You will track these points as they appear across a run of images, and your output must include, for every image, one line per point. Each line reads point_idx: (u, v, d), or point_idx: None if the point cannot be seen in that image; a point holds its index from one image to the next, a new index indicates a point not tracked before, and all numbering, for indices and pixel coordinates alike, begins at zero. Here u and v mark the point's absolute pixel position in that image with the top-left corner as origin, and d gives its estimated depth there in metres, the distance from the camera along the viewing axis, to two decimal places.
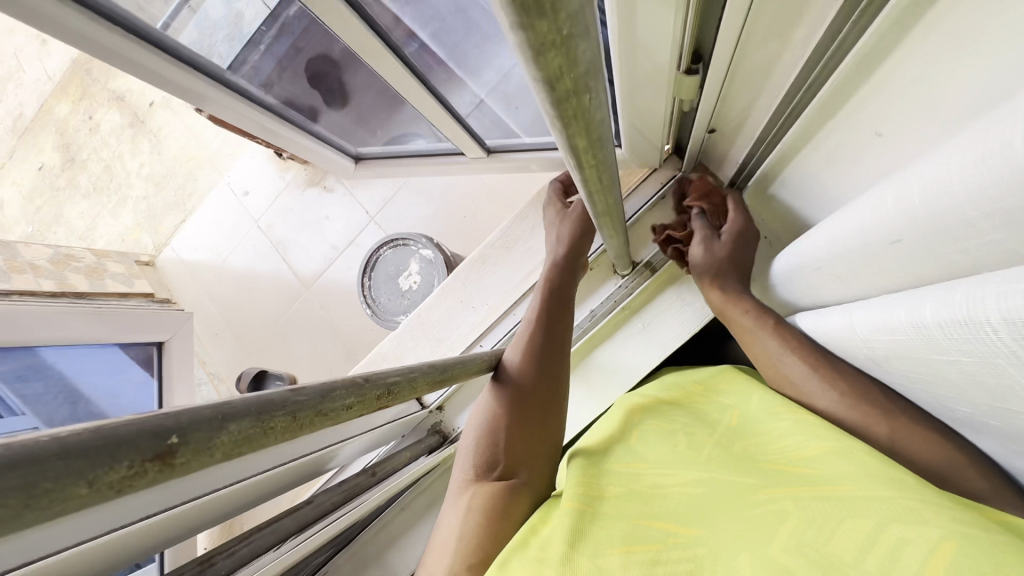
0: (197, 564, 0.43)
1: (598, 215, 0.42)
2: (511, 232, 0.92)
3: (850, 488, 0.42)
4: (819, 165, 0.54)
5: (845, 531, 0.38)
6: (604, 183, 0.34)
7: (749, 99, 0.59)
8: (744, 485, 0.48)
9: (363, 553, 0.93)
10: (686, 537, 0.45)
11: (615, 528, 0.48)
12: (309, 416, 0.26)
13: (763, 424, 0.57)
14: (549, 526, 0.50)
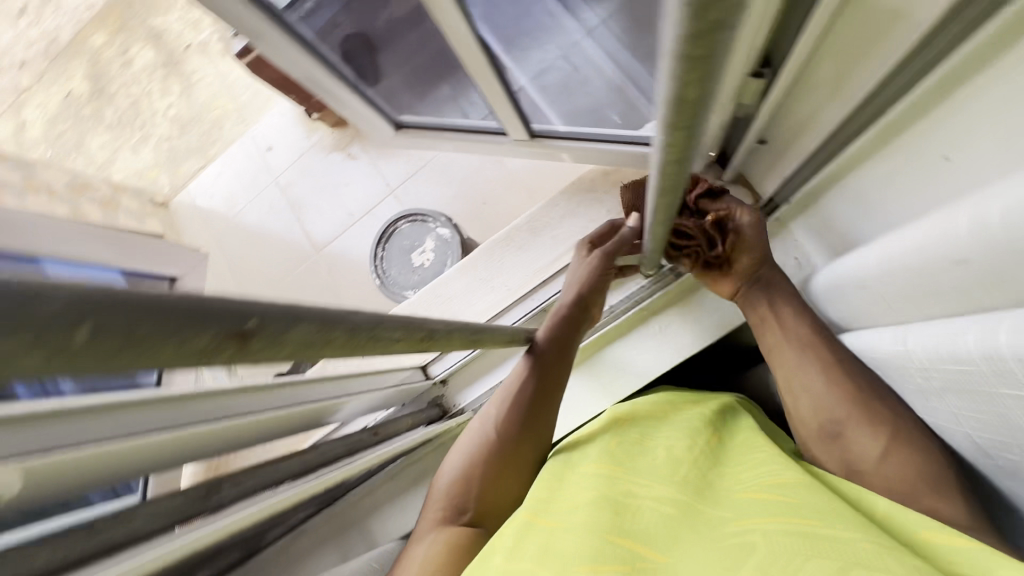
0: (204, 487, 0.43)
1: (658, 191, 0.42)
2: (539, 218, 0.92)
3: (816, 525, 0.40)
4: (871, 187, 0.54)
5: (810, 569, 0.36)
6: (674, 158, 0.34)
7: (807, 115, 0.59)
8: (715, 517, 0.46)
9: (346, 514, 0.93)
10: (654, 563, 0.43)
11: (581, 541, 0.45)
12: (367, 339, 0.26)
13: (740, 454, 0.57)
14: (517, 533, 0.50)
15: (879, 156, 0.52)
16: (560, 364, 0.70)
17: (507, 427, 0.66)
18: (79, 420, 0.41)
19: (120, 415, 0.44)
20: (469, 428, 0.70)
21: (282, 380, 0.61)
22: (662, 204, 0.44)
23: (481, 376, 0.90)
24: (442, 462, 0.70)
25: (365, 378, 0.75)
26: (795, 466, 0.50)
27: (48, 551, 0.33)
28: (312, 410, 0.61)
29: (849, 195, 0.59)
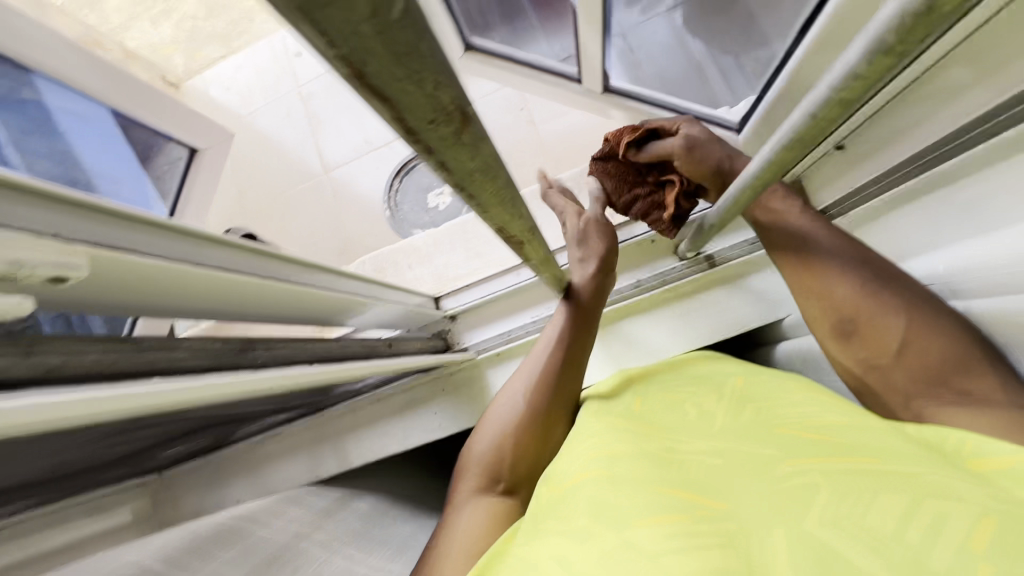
0: (241, 344, 0.42)
1: (762, 165, 0.40)
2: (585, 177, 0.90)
3: (874, 461, 0.40)
4: (945, 213, 0.54)
5: (882, 504, 0.36)
6: (806, 137, 0.33)
7: (898, 130, 0.58)
8: (763, 456, 0.46)
9: (325, 427, 0.92)
10: (715, 512, 0.41)
11: (635, 494, 0.44)
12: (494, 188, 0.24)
13: (772, 391, 0.57)
14: (567, 499, 0.48)
15: (955, 186, 0.52)
16: (582, 344, 0.72)
17: (536, 401, 0.68)
18: (138, 229, 0.39)
19: (168, 237, 0.42)
20: (498, 400, 0.71)
21: (310, 263, 0.60)
22: (752, 186, 0.44)
23: (492, 319, 0.88)
24: (470, 438, 0.71)
25: (381, 288, 0.75)
26: (840, 407, 0.49)
27: (94, 348, 0.31)
28: (308, 293, 0.60)
29: (910, 222, 0.60)
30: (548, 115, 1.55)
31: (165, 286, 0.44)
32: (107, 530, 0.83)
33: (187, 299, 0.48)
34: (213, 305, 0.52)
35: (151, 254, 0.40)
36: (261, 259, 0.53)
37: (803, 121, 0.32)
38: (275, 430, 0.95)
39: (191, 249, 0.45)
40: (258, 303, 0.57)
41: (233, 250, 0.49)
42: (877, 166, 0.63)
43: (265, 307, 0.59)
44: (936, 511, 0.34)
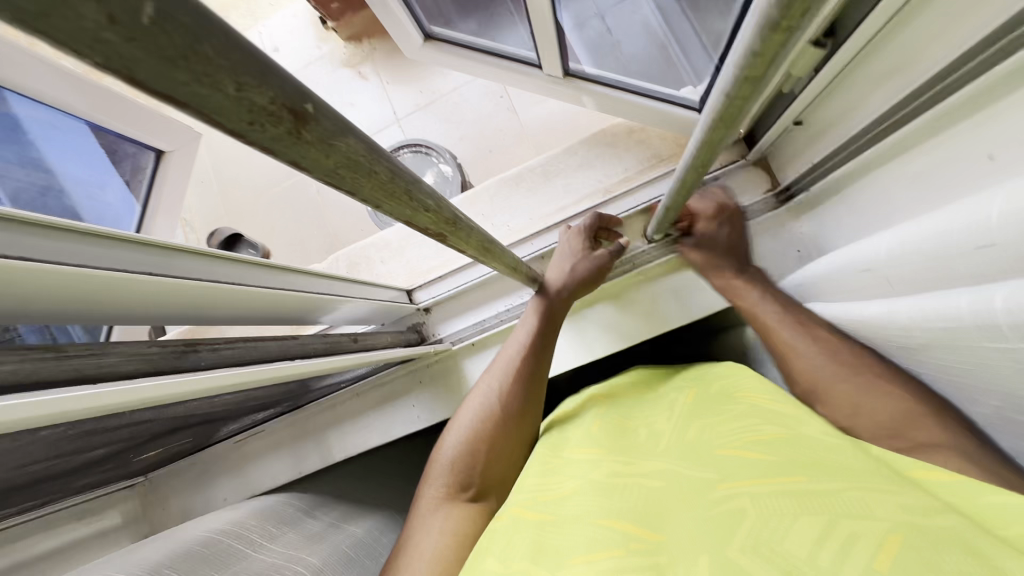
0: (182, 346, 0.42)
1: (698, 147, 0.40)
2: (553, 163, 0.90)
3: (802, 481, 0.41)
4: (896, 184, 0.54)
5: (798, 529, 0.37)
6: (728, 117, 0.33)
7: (850, 104, 0.57)
8: (699, 480, 0.47)
9: (306, 424, 0.93)
10: (648, 544, 0.44)
11: (578, 534, 0.46)
12: (380, 179, 0.22)
13: (716, 405, 0.57)
14: (510, 531, 0.50)
15: (907, 154, 0.51)
16: (548, 344, 0.74)
17: (509, 400, 0.70)
18: (77, 240, 0.40)
19: (116, 247, 0.43)
20: (466, 405, 0.73)
21: (271, 264, 0.61)
22: (695, 165, 0.44)
23: (466, 310, 0.88)
24: (440, 439, 0.72)
25: (352, 286, 0.75)
26: (777, 415, 0.50)
27: (8, 359, 0.30)
28: (279, 295, 0.61)
29: (868, 195, 0.59)
30: (527, 102, 1.54)
31: (118, 300, 0.43)
32: (96, 534, 0.84)
33: (148, 308, 0.48)
34: (176, 313, 0.52)
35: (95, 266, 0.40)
36: (218, 263, 0.53)
37: (720, 102, 0.32)
38: (258, 429, 0.95)
39: (140, 257, 0.45)
40: (224, 309, 0.56)
41: (186, 256, 0.50)
42: (836, 136, 0.61)
43: (235, 312, 0.59)
44: (848, 533, 0.35)
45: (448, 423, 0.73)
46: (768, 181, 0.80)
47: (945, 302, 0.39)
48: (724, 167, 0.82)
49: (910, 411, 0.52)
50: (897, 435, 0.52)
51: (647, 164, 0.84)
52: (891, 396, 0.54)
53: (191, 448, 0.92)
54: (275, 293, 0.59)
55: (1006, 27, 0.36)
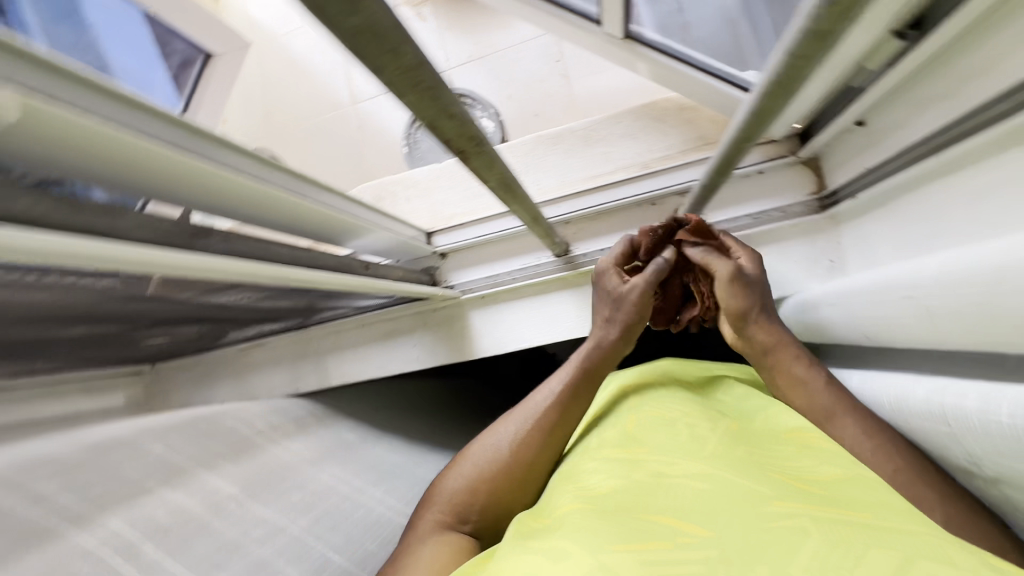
0: (194, 229, 0.42)
1: (750, 118, 0.38)
2: (597, 129, 0.86)
3: (868, 517, 0.37)
4: (952, 201, 0.51)
5: (871, 559, 0.33)
6: (786, 80, 0.31)
7: (917, 109, 0.53)
8: (753, 491, 0.41)
9: (309, 344, 0.96)
10: (696, 537, 0.38)
11: (626, 524, 0.40)
12: (407, 64, 0.21)
13: (767, 428, 0.53)
14: (557, 520, 0.43)
15: (972, 169, 0.48)
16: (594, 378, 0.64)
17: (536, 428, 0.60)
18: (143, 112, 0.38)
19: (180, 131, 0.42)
20: (479, 444, 0.62)
21: (320, 182, 0.59)
22: (739, 140, 0.42)
23: (480, 262, 0.88)
24: (446, 467, 0.62)
25: (382, 217, 0.74)
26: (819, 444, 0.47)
27: (24, 196, 0.30)
28: (314, 211, 0.61)
29: (919, 209, 0.56)
30: (584, 70, 1.50)
31: (158, 174, 0.43)
32: (98, 410, 0.89)
33: (193, 192, 0.48)
34: (216, 203, 0.52)
35: (154, 138, 0.39)
36: (271, 169, 0.53)
37: (781, 61, 0.29)
38: (263, 341, 0.98)
39: (202, 146, 0.44)
40: (255, 210, 0.56)
41: (247, 157, 0.49)
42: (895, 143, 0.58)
43: (262, 216, 0.58)
44: (925, 574, 0.31)
45: (454, 461, 0.62)
46: (814, 183, 0.77)
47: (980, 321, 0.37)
48: (771, 160, 0.78)
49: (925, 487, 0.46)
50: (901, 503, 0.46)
51: (690, 145, 0.81)
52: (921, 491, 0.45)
53: (196, 347, 0.94)
54: (311, 206, 0.59)
55: None
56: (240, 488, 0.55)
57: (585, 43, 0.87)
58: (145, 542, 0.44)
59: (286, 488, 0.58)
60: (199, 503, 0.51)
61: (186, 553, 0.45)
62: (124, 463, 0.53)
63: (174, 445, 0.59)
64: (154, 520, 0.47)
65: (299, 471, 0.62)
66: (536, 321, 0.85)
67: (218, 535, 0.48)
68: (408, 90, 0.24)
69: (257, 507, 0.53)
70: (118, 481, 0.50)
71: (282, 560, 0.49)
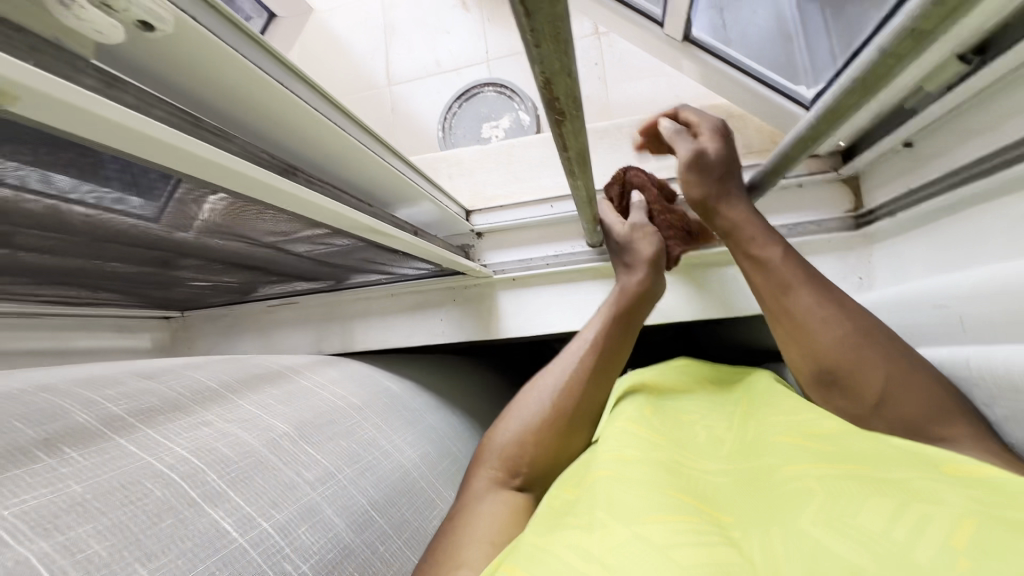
0: (285, 165, 0.44)
1: (822, 119, 0.40)
2: (642, 127, 0.88)
3: (866, 469, 0.38)
4: (992, 225, 0.53)
5: (872, 507, 0.33)
6: (872, 79, 0.32)
7: (967, 135, 0.55)
8: (766, 466, 0.43)
9: (336, 308, 0.98)
10: (721, 519, 0.40)
11: (648, 491, 0.41)
12: (555, 14, 0.23)
13: (769, 402, 0.55)
14: (588, 496, 0.45)
15: (1016, 194, 0.49)
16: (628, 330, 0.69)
17: (582, 378, 0.64)
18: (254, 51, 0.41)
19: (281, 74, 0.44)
20: (524, 400, 0.65)
21: (388, 143, 0.62)
22: (805, 138, 0.43)
23: (515, 245, 0.89)
24: (488, 433, 0.64)
25: (434, 190, 0.76)
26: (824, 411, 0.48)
27: (161, 106, 0.31)
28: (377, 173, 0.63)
29: (957, 232, 0.58)
30: (621, 76, 1.52)
31: (255, 114, 0.45)
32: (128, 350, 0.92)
33: (278, 139, 0.50)
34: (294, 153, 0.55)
35: (270, 76, 0.41)
36: (356, 128, 0.55)
37: (871, 59, 0.31)
38: (292, 301, 1.00)
39: (308, 95, 0.46)
40: (332, 165, 0.58)
41: (340, 113, 0.51)
42: (940, 168, 0.59)
43: (331, 173, 0.61)
44: (921, 513, 0.31)
45: (501, 415, 0.65)
46: (851, 202, 0.79)
47: None
48: (812, 175, 0.79)
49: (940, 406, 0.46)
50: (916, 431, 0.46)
51: (733, 151, 0.83)
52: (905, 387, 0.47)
53: (226, 298, 0.96)
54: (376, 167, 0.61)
55: None
56: (294, 428, 0.58)
57: (640, 42, 0.88)
58: (211, 470, 0.47)
59: (335, 434, 0.61)
60: (258, 438, 0.54)
61: (249, 487, 0.48)
62: (179, 392, 0.57)
63: (225, 381, 0.63)
64: (218, 451, 0.50)
65: (345, 418, 0.65)
66: (564, 308, 0.87)
67: (277, 474, 0.51)
68: (541, 40, 0.25)
69: (310, 452, 0.56)
70: (180, 411, 0.53)
71: (331, 506, 0.52)
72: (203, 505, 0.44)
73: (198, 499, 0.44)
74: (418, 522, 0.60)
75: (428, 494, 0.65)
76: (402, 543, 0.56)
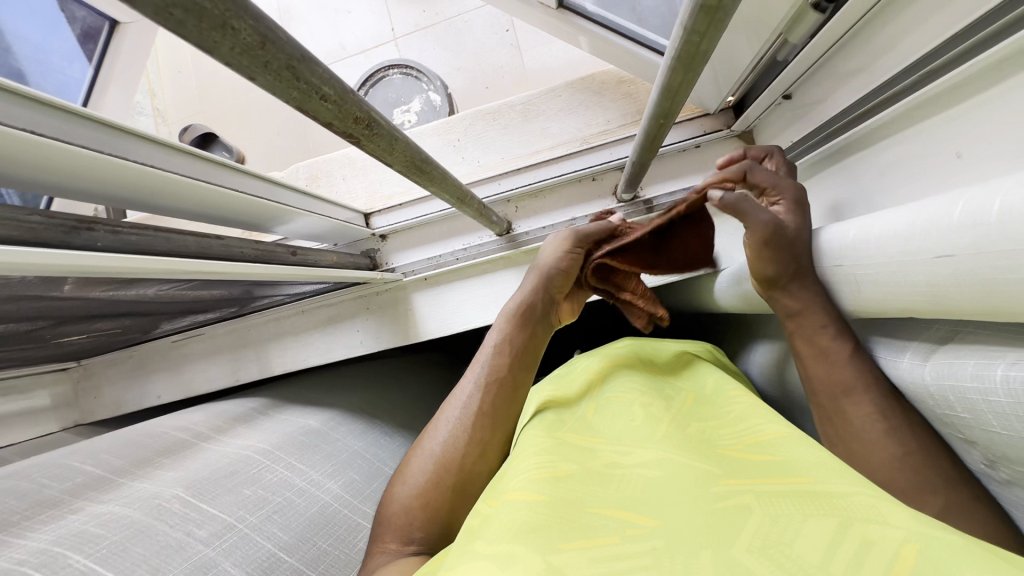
0: (75, 220, 0.39)
1: (661, 98, 0.37)
2: (536, 102, 0.84)
3: (808, 482, 0.37)
4: (867, 172, 0.52)
5: (812, 529, 0.32)
6: (686, 57, 0.30)
7: (835, 82, 0.54)
8: (702, 473, 0.42)
9: (247, 333, 0.92)
10: (645, 528, 0.37)
11: (572, 518, 0.39)
12: (245, 42, 0.19)
13: (716, 406, 0.54)
14: (501, 512, 0.41)
15: (886, 141, 0.49)
16: (521, 361, 0.62)
17: (474, 422, 0.56)
18: (8, 100, 0.36)
19: (58, 119, 0.39)
20: (411, 461, 0.56)
21: (234, 165, 0.57)
22: (657, 117, 0.41)
23: (422, 243, 0.86)
24: (399, 469, 0.57)
25: (312, 200, 0.71)
26: (779, 417, 0.47)
27: None
28: (235, 198, 0.58)
29: (839, 181, 0.58)
30: (531, 43, 1.46)
31: (41, 168, 0.40)
32: (20, 415, 0.84)
33: (89, 184, 0.45)
34: (120, 194, 0.49)
35: (31, 132, 0.36)
36: (168, 153, 0.49)
37: (678, 37, 0.29)
38: (198, 332, 0.93)
39: (76, 130, 0.40)
40: (160, 198, 0.52)
41: (136, 139, 0.46)
42: (819, 116, 0.58)
43: (177, 206, 0.56)
44: (863, 536, 0.31)
45: (397, 475, 0.56)
46: None
47: (882, 287, 0.38)
48: (708, 134, 0.78)
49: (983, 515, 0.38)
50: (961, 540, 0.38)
51: (628, 118, 0.80)
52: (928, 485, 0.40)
53: (125, 341, 0.90)
54: (230, 192, 0.57)
55: (998, 11, 0.34)
56: (181, 482, 0.53)
57: (522, 12, 0.83)
58: (77, 552, 0.41)
59: (238, 483, 0.55)
60: (141, 510, 0.47)
61: (124, 559, 0.42)
62: (46, 487, 0.50)
63: (98, 459, 0.57)
64: (83, 527, 0.44)
65: (251, 465, 0.58)
66: (483, 301, 0.84)
67: (161, 538, 0.45)
68: (263, 71, 0.22)
69: (204, 507, 0.50)
70: (50, 506, 0.47)
71: (228, 560, 0.46)
72: None
73: None
74: (346, 551, 0.55)
75: (353, 520, 0.59)
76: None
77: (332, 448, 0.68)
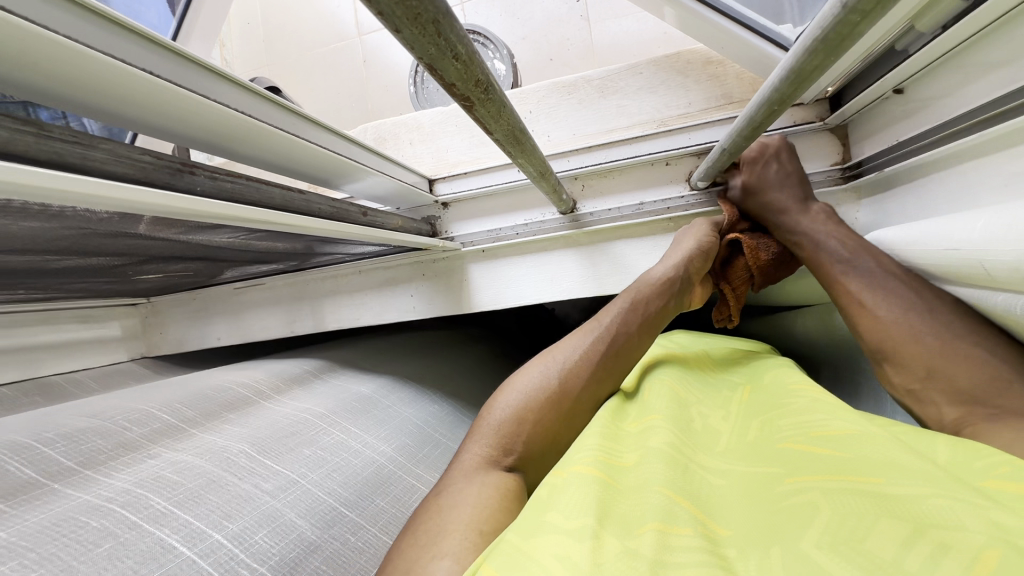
0: (179, 163, 0.40)
1: (782, 81, 0.35)
2: (614, 78, 0.81)
3: (877, 482, 0.34)
4: (988, 179, 0.47)
5: (884, 528, 0.30)
6: (833, 38, 0.28)
7: (963, 78, 0.49)
8: (767, 473, 0.40)
9: (305, 286, 0.95)
10: (719, 529, 0.36)
11: (642, 502, 0.39)
12: None
13: (777, 398, 0.53)
14: (568, 485, 0.41)
15: (1015, 149, 0.44)
16: (649, 330, 0.65)
17: (582, 373, 0.59)
18: (118, 34, 0.36)
19: (160, 56, 0.40)
20: (521, 379, 0.60)
21: (314, 119, 0.57)
22: (772, 101, 0.38)
23: (484, 214, 0.85)
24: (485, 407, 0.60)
25: (382, 160, 0.71)
26: (848, 414, 0.45)
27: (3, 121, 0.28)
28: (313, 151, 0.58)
29: (949, 186, 0.53)
30: (601, 15, 1.41)
31: (139, 101, 0.41)
32: (95, 348, 0.90)
33: (180, 122, 0.46)
34: (205, 135, 0.50)
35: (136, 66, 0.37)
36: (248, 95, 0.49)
37: (831, 14, 0.26)
38: (259, 281, 0.96)
39: (176, 68, 0.41)
40: (241, 144, 0.53)
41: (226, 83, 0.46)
42: (935, 114, 0.54)
43: (256, 152, 0.56)
44: (940, 540, 0.28)
45: (473, 423, 0.58)
46: (839, 152, 0.73)
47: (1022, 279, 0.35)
48: (797, 126, 0.74)
49: (997, 374, 0.46)
50: (979, 403, 0.46)
51: (710, 103, 0.76)
52: (970, 362, 0.48)
53: (192, 283, 0.93)
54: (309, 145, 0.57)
55: None
56: (246, 435, 0.55)
57: None
58: (157, 495, 0.44)
59: (298, 443, 0.57)
60: (212, 461, 0.50)
61: (199, 504, 0.44)
62: (128, 429, 0.53)
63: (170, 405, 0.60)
64: (160, 471, 0.47)
65: (310, 428, 0.60)
66: (539, 279, 0.83)
67: (231, 488, 0.47)
68: (407, 22, 0.21)
69: (268, 463, 0.52)
70: (128, 449, 0.50)
71: (293, 511, 0.48)
72: (144, 526, 0.41)
73: (140, 522, 0.41)
74: (400, 511, 0.56)
75: (407, 481, 0.61)
76: (378, 533, 0.52)
77: (384, 413, 0.70)
